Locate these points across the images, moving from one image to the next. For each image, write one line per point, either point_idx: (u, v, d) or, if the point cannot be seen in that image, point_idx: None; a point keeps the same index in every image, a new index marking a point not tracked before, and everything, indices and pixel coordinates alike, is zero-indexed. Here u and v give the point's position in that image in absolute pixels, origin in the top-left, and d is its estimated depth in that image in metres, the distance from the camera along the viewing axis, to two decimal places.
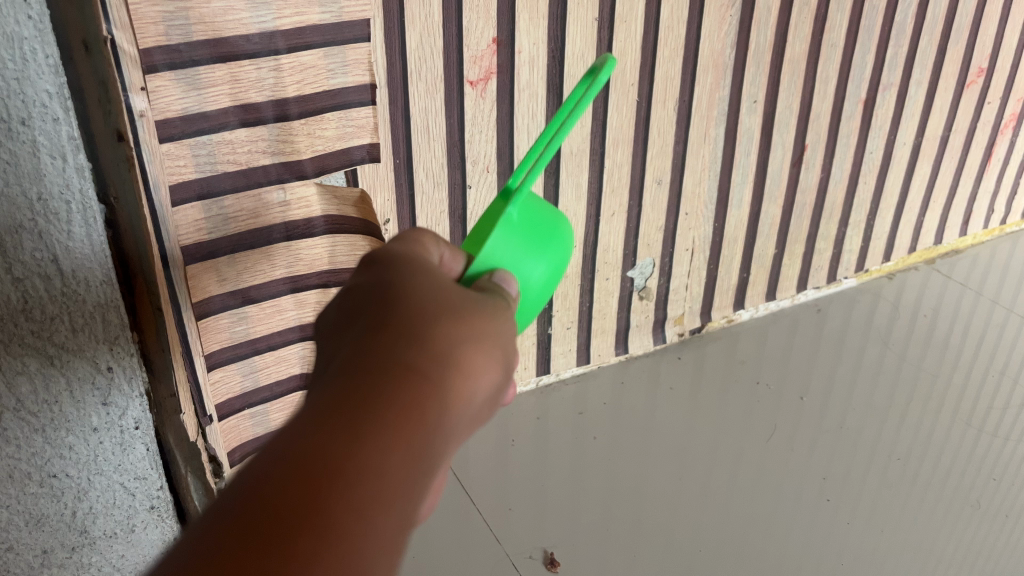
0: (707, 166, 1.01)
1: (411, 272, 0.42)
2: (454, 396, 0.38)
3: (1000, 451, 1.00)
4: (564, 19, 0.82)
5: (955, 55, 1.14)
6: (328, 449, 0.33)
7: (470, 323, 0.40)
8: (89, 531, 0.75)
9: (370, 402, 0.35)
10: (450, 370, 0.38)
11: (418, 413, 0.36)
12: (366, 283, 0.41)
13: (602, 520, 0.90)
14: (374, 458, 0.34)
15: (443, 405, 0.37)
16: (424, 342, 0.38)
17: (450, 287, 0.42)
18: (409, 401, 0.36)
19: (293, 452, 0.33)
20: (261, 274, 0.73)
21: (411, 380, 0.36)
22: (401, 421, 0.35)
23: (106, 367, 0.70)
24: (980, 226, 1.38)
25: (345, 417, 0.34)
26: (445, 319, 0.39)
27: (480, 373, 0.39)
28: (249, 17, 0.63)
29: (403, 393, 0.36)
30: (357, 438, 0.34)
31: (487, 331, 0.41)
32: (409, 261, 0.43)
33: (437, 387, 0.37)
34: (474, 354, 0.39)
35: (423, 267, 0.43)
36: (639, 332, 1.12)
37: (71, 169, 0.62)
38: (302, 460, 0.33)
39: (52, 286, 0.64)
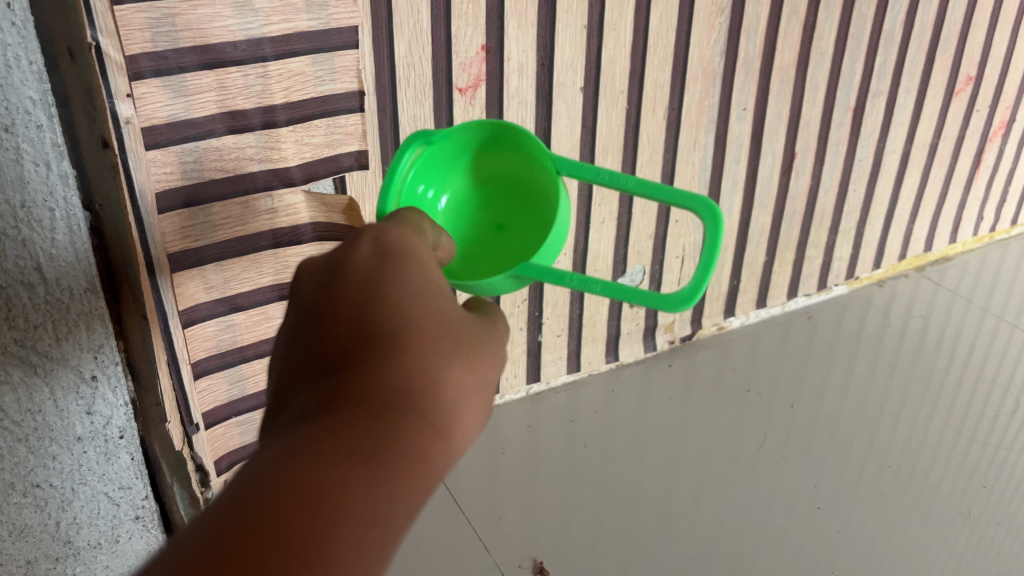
0: (696, 173, 1.01)
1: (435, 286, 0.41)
2: (458, 443, 0.38)
3: (991, 459, 1.00)
4: (553, 27, 0.82)
5: (943, 64, 1.14)
6: (343, 488, 0.33)
7: (482, 364, 0.40)
8: (73, 542, 0.74)
9: (384, 442, 0.35)
10: (457, 416, 0.38)
11: (427, 455, 0.36)
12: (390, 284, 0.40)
13: (594, 530, 0.89)
14: (386, 498, 0.34)
15: (447, 449, 0.37)
16: (438, 381, 0.38)
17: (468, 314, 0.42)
18: (420, 443, 0.36)
19: (305, 482, 0.32)
20: (248, 282, 0.73)
21: (423, 419, 0.36)
22: (411, 464, 0.35)
23: (90, 376, 0.69)
24: (969, 233, 1.39)
25: (358, 454, 0.34)
26: (460, 356, 0.39)
27: (480, 417, 0.40)
28: (236, 23, 0.63)
29: (414, 432, 0.36)
30: (371, 477, 0.34)
31: (494, 371, 0.41)
32: (431, 271, 0.42)
33: (446, 429, 0.37)
34: (479, 401, 0.39)
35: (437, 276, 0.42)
36: (630, 339, 1.12)
37: (55, 176, 0.61)
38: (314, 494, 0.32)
39: (36, 294, 0.64)
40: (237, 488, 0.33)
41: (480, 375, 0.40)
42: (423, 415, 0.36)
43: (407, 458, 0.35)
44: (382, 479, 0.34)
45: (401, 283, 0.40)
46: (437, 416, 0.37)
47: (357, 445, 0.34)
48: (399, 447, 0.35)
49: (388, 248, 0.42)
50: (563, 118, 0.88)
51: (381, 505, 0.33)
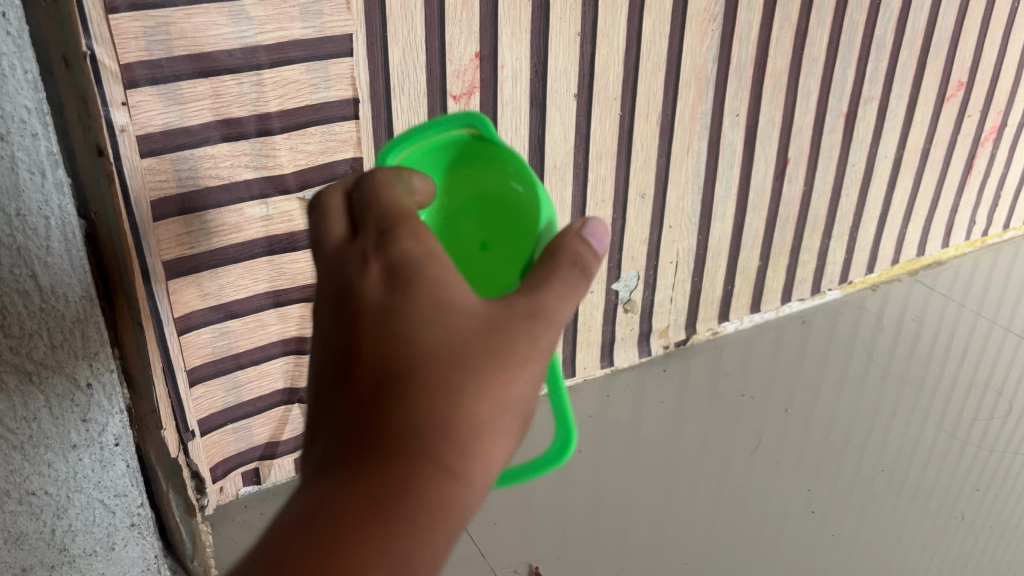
0: (690, 179, 1.02)
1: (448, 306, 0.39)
2: (479, 476, 0.38)
3: (984, 463, 1.01)
4: (546, 34, 0.82)
5: (935, 69, 1.15)
6: (362, 546, 0.35)
7: (502, 388, 0.39)
8: (68, 549, 0.74)
9: (398, 495, 0.36)
10: (474, 450, 0.38)
11: (445, 500, 0.37)
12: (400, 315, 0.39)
13: (589, 534, 0.90)
14: (406, 552, 0.35)
15: (468, 485, 0.38)
16: (451, 419, 0.38)
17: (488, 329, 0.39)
18: (435, 488, 0.37)
19: (326, 547, 0.35)
20: (243, 288, 0.74)
21: (438, 465, 0.37)
22: (426, 513, 0.36)
23: (85, 384, 0.69)
24: (962, 238, 1.40)
25: (372, 511, 0.35)
26: (473, 387, 0.38)
27: (504, 443, 0.39)
28: (231, 32, 0.63)
29: (427, 479, 0.36)
30: (386, 533, 0.35)
31: (515, 390, 0.39)
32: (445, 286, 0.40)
33: (463, 469, 0.37)
34: (501, 427, 0.39)
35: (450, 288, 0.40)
36: (625, 344, 1.13)
37: (50, 184, 0.60)
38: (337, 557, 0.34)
39: (30, 302, 0.63)
40: (264, 548, 0.35)
41: (499, 400, 0.39)
42: (436, 460, 0.37)
43: (423, 509, 0.36)
44: (398, 532, 0.35)
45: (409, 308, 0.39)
46: (452, 457, 0.37)
47: (371, 500, 0.36)
48: (413, 498, 0.36)
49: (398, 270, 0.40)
50: (557, 125, 0.88)
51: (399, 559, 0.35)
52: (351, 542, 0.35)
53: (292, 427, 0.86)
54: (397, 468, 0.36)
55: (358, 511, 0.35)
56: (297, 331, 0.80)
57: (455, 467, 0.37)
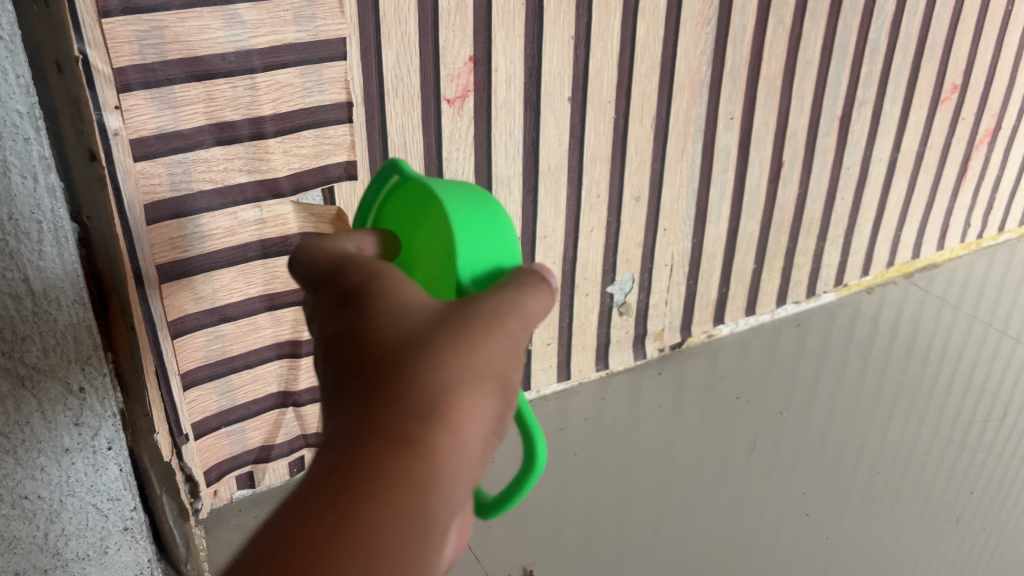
0: (684, 182, 1.02)
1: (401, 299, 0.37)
2: (449, 448, 0.34)
3: (980, 466, 1.01)
4: (540, 37, 0.82)
5: (929, 72, 1.15)
6: (313, 538, 0.32)
7: (463, 353, 0.35)
8: (61, 554, 0.74)
9: (351, 476, 0.33)
10: (437, 420, 0.34)
11: (403, 475, 0.33)
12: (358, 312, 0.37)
13: (584, 537, 0.89)
14: (363, 534, 0.32)
15: (436, 462, 0.34)
16: (409, 392, 0.34)
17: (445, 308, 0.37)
18: (393, 466, 0.33)
19: (279, 541, 0.32)
20: (237, 292, 0.74)
21: (396, 441, 0.33)
22: (384, 493, 0.33)
23: (78, 389, 0.68)
24: (957, 240, 1.40)
25: (325, 498, 0.32)
26: (429, 356, 0.35)
27: (479, 414, 0.35)
28: (224, 35, 0.63)
29: (382, 457, 0.33)
30: (338, 521, 0.32)
31: (477, 355, 0.35)
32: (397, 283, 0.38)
33: (424, 442, 0.34)
34: (469, 393, 0.35)
35: (401, 285, 0.38)
36: (620, 347, 1.13)
37: (43, 189, 0.60)
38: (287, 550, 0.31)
39: (22, 306, 0.63)
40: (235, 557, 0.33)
41: (460, 364, 0.35)
42: (391, 437, 0.33)
43: (379, 487, 0.33)
44: (351, 520, 0.32)
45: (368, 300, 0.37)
46: (410, 432, 0.34)
47: (324, 487, 0.33)
48: (367, 478, 0.33)
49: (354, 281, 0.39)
50: (551, 128, 0.88)
51: (355, 548, 0.32)
52: (303, 534, 0.32)
53: (285, 430, 0.86)
54: (351, 449, 0.33)
55: (313, 501, 0.33)
56: (291, 335, 0.80)
57: (416, 442, 0.33)
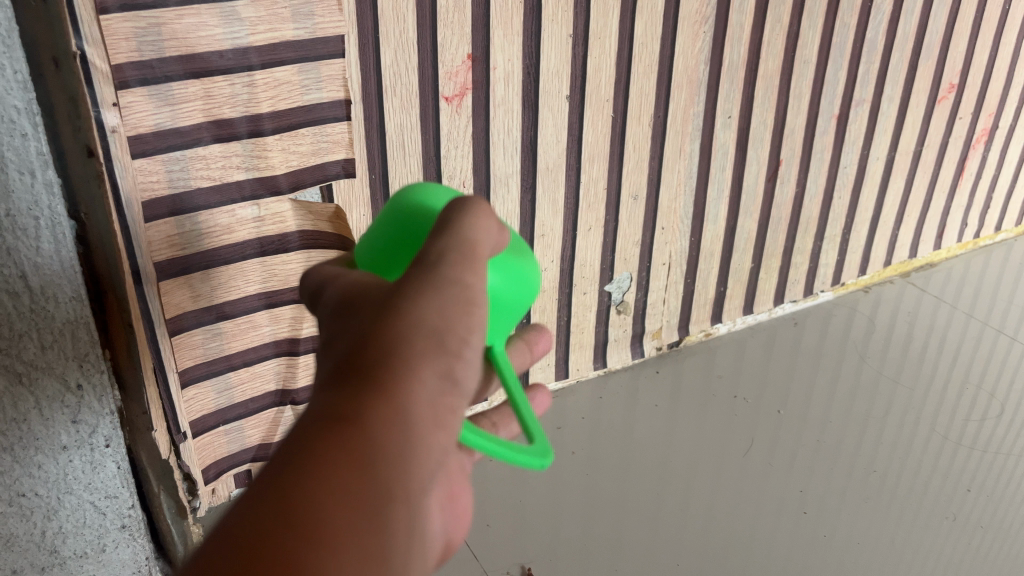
0: (682, 181, 1.02)
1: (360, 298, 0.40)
2: (397, 409, 0.35)
3: (977, 464, 1.01)
4: (538, 36, 0.82)
5: (926, 72, 1.16)
6: (265, 519, 0.31)
7: (396, 324, 0.37)
8: (59, 551, 0.74)
9: (299, 456, 0.33)
10: (377, 389, 0.35)
11: (352, 432, 0.34)
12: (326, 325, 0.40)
13: (582, 535, 0.89)
14: (314, 483, 0.32)
15: (381, 428, 0.34)
16: (350, 377, 0.36)
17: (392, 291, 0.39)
18: (339, 437, 0.33)
19: (231, 531, 0.31)
20: (234, 290, 0.74)
21: (349, 407, 0.34)
22: (332, 463, 0.33)
23: (75, 386, 0.69)
24: (954, 240, 1.40)
25: (274, 479, 0.32)
26: (366, 339, 0.37)
27: (422, 377, 0.36)
28: (222, 33, 0.63)
29: (326, 431, 0.34)
30: (290, 495, 0.31)
31: (412, 316, 0.37)
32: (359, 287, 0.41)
33: (374, 404, 0.35)
34: (407, 356, 0.36)
35: (361, 287, 0.41)
36: (618, 346, 1.13)
37: (40, 185, 0.60)
38: (242, 540, 0.30)
39: (19, 303, 0.63)
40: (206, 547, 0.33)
41: (394, 334, 0.36)
42: (334, 413, 0.34)
43: (329, 444, 0.33)
44: (302, 493, 0.31)
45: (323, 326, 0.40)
46: (352, 406, 0.34)
47: (277, 471, 0.32)
48: (315, 452, 0.33)
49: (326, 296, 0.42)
50: (549, 126, 0.88)
51: (310, 519, 0.31)
52: (254, 518, 0.31)
53: (283, 428, 0.86)
54: (298, 436, 0.34)
55: (263, 489, 0.32)
56: (289, 333, 0.80)
57: (358, 413, 0.34)
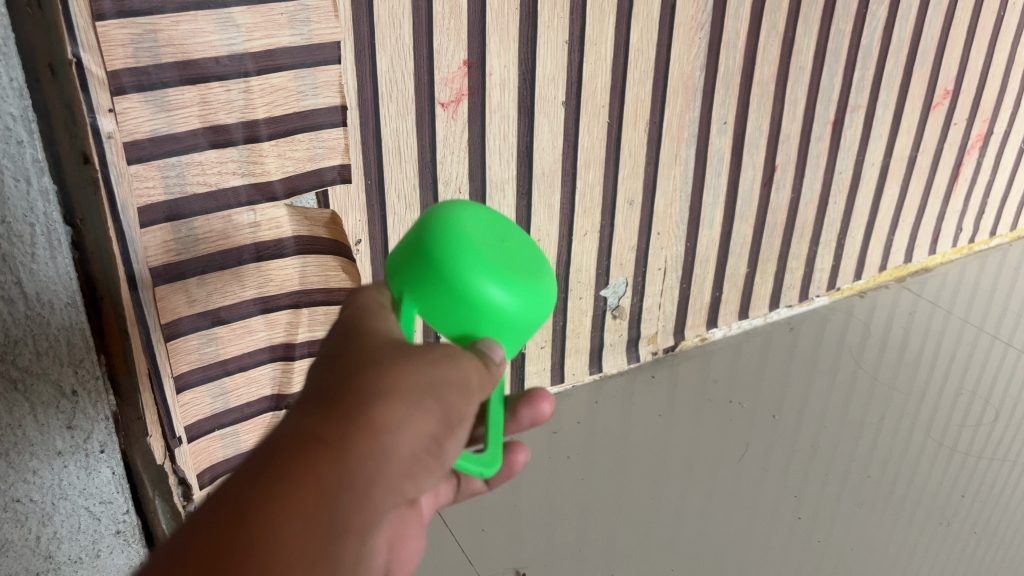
0: (678, 186, 1.02)
1: (365, 334, 0.39)
2: (379, 447, 0.34)
3: (971, 470, 1.01)
4: (534, 42, 0.83)
5: (921, 78, 1.16)
6: (214, 536, 0.30)
7: (392, 368, 0.37)
8: (53, 557, 0.74)
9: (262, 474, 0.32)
10: (357, 421, 0.34)
11: (333, 454, 0.33)
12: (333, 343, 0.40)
13: (576, 540, 0.90)
14: (283, 498, 0.32)
15: (355, 461, 0.33)
16: (342, 400, 0.35)
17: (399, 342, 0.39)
18: (313, 458, 0.33)
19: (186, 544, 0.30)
20: (230, 295, 0.73)
21: (333, 428, 0.34)
22: (295, 485, 0.32)
23: (70, 391, 0.69)
24: (949, 245, 1.41)
25: (235, 495, 0.32)
26: (364, 371, 0.36)
27: (409, 419, 0.36)
28: (218, 39, 0.64)
29: (296, 455, 0.33)
30: (248, 509, 0.31)
31: (412, 374, 0.37)
32: (364, 321, 0.41)
33: (359, 429, 0.34)
34: (399, 403, 0.36)
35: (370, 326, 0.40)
36: (614, 351, 1.13)
37: (36, 192, 0.61)
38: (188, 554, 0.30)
39: (15, 310, 0.63)
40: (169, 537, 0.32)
41: (389, 376, 0.36)
42: (308, 438, 0.33)
43: (307, 458, 0.33)
44: (257, 511, 0.31)
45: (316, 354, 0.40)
46: (329, 433, 0.34)
47: (239, 488, 0.32)
48: (287, 468, 0.32)
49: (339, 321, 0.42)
50: (545, 132, 0.89)
51: (254, 540, 0.30)
52: (206, 531, 0.31)
53: None
54: (267, 451, 0.33)
55: (220, 502, 0.32)
56: (285, 338, 0.78)
57: (333, 440, 0.34)
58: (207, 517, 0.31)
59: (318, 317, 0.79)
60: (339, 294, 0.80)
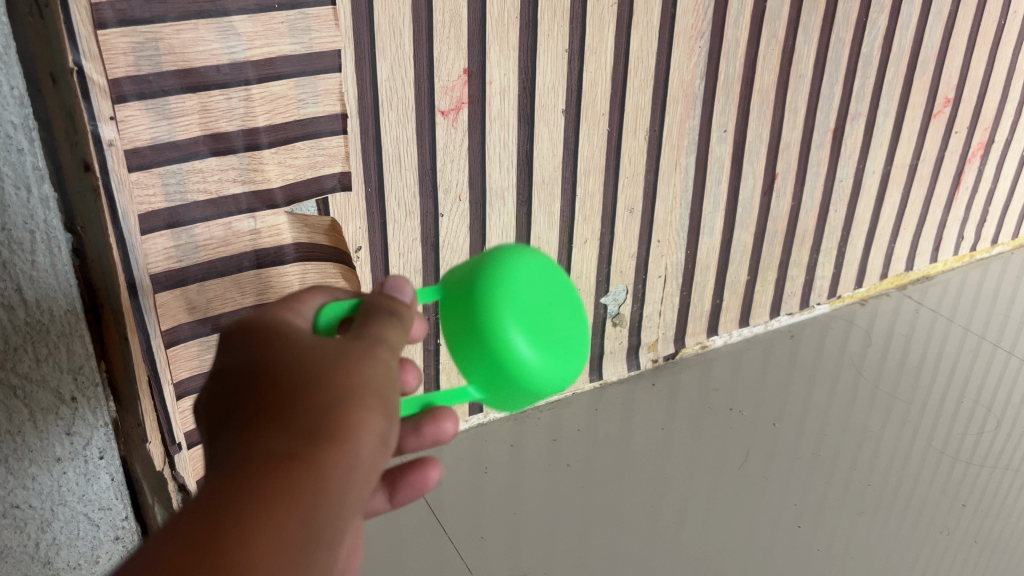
0: (678, 194, 1.02)
1: (301, 340, 0.38)
2: (353, 451, 0.34)
3: (974, 479, 1.00)
4: (534, 52, 0.83)
5: (921, 87, 1.16)
6: (189, 560, 0.29)
7: (344, 373, 0.35)
8: (52, 563, 0.74)
9: (229, 497, 0.31)
10: (326, 428, 0.33)
11: (305, 463, 0.32)
12: (269, 345, 0.38)
13: (577, 549, 0.89)
14: (262, 508, 0.31)
15: (325, 471, 0.32)
16: (303, 408, 0.34)
17: (344, 343, 0.38)
18: (287, 471, 0.32)
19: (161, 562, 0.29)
20: (230, 302, 0.73)
21: (304, 436, 0.33)
22: (273, 502, 0.31)
23: (70, 398, 0.69)
24: (950, 252, 1.41)
25: (211, 509, 0.30)
26: (318, 377, 0.35)
27: (369, 427, 0.35)
28: (219, 47, 0.64)
29: (267, 468, 0.32)
30: (229, 522, 0.30)
31: (365, 374, 0.36)
32: (291, 330, 0.39)
33: (332, 435, 0.33)
34: (362, 408, 0.35)
35: (294, 334, 0.39)
36: (614, 358, 1.13)
37: (36, 199, 0.62)
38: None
39: (15, 318, 0.63)
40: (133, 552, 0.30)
41: (343, 381, 0.35)
42: (277, 451, 0.32)
43: (281, 469, 0.32)
44: (234, 532, 0.30)
45: (240, 360, 0.37)
46: (297, 449, 0.33)
47: (211, 504, 0.31)
48: (263, 479, 0.31)
49: (262, 324, 0.40)
50: (545, 140, 0.89)
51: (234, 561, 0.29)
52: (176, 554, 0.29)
53: None
54: (231, 471, 0.32)
55: (185, 528, 0.30)
56: None
57: (300, 456, 0.32)
58: (172, 542, 0.29)
59: None
60: None
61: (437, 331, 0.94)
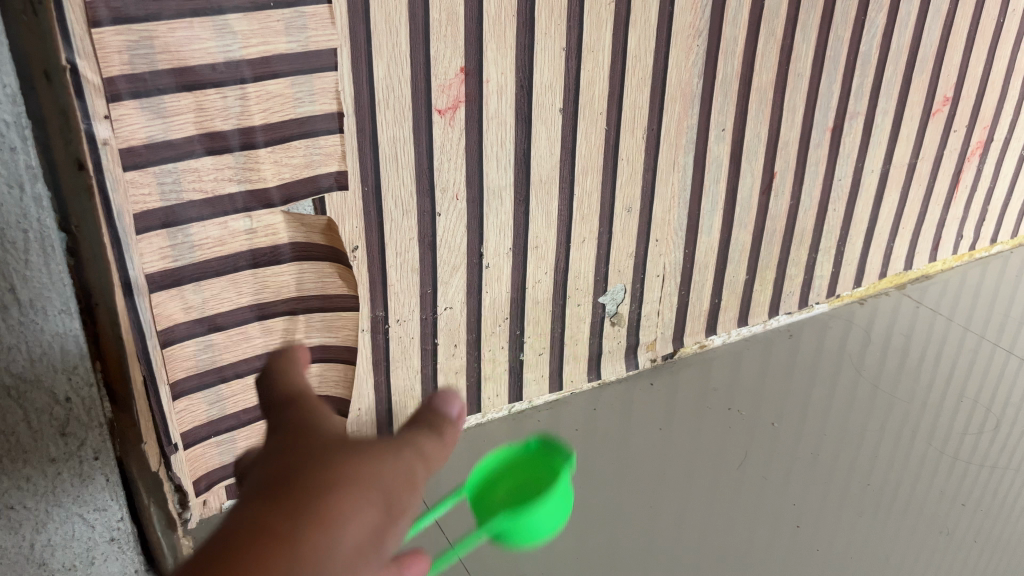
0: (676, 193, 1.02)
1: None
2: (404, 476, 0.34)
3: (975, 480, 1.00)
4: (532, 50, 0.83)
5: (920, 85, 1.16)
6: (252, 549, 0.29)
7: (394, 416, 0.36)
8: (47, 565, 0.70)
9: (289, 498, 0.31)
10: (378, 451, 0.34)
11: (363, 475, 0.33)
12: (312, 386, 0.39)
13: (576, 549, 0.89)
14: (321, 507, 0.31)
15: (376, 485, 0.33)
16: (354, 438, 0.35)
17: None
18: (346, 476, 0.32)
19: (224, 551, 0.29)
20: (227, 301, 0.76)
21: (359, 454, 0.34)
22: (333, 503, 0.31)
23: (64, 398, 0.65)
24: (950, 252, 1.41)
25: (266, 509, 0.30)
26: None
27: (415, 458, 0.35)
28: (214, 46, 0.65)
29: (325, 475, 0.32)
30: (291, 520, 0.30)
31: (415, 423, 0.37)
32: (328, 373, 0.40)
33: (384, 454, 0.34)
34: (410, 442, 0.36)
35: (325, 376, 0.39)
36: (612, 358, 1.12)
37: (29, 198, 0.57)
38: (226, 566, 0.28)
39: (8, 317, 0.59)
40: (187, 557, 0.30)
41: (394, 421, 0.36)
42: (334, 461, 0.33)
43: (338, 477, 0.32)
44: (293, 529, 0.30)
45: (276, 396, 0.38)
46: (350, 464, 0.33)
47: (268, 506, 0.30)
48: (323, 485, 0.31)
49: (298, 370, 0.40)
50: (543, 139, 0.89)
51: (296, 552, 0.29)
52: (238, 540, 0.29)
53: None
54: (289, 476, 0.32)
55: (243, 523, 0.30)
56: (280, 344, 0.82)
57: (354, 468, 0.33)
58: (234, 535, 0.29)
59: (313, 323, 0.83)
60: (337, 300, 0.83)
61: (434, 331, 0.94)
